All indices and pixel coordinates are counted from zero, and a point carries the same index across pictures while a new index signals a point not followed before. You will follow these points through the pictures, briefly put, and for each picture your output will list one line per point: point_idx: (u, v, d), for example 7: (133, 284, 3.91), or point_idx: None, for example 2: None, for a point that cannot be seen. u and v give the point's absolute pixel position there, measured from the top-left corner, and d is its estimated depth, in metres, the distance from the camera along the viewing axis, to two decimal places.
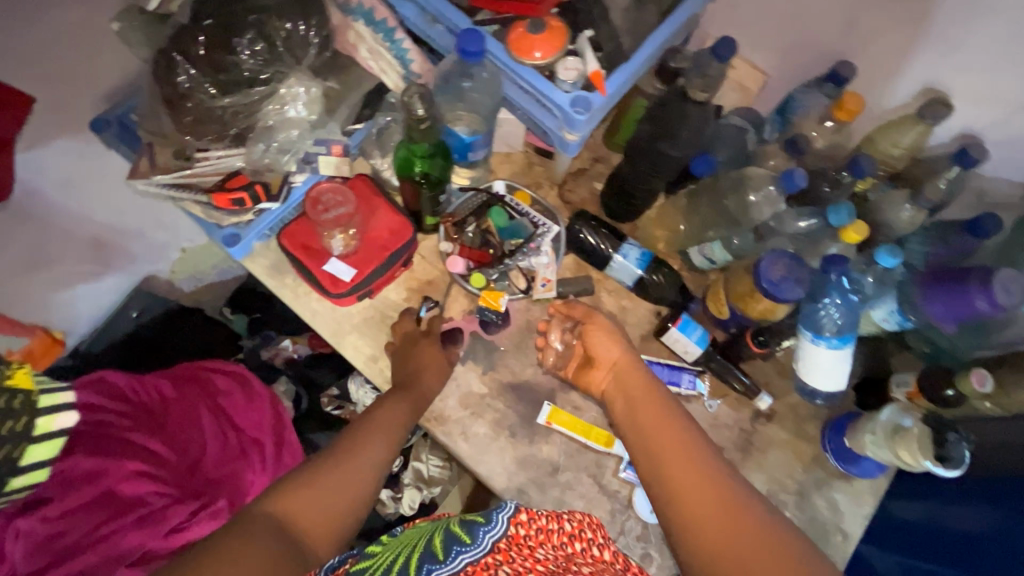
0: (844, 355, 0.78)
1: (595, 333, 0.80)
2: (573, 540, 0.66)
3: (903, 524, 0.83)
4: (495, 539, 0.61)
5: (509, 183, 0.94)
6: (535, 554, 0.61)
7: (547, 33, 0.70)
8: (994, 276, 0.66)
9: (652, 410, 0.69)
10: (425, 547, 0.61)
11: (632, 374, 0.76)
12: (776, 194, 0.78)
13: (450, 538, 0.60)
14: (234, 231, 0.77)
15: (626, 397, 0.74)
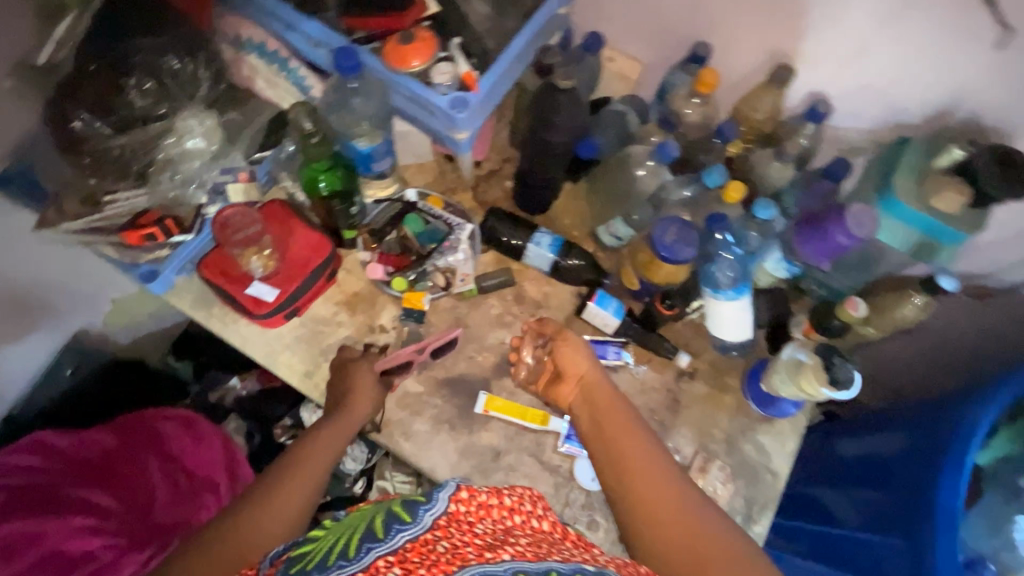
0: (742, 303, 0.88)
1: (566, 350, 0.81)
2: (512, 513, 0.68)
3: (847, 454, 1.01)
4: (434, 517, 0.64)
5: (420, 190, 0.98)
6: (473, 529, 0.64)
7: (418, 42, 0.72)
8: (847, 211, 0.77)
9: (620, 423, 0.74)
10: (367, 527, 0.63)
11: (596, 396, 0.78)
12: (657, 165, 0.88)
13: (390, 518, 0.63)
14: (152, 268, 0.86)
15: (593, 415, 0.77)
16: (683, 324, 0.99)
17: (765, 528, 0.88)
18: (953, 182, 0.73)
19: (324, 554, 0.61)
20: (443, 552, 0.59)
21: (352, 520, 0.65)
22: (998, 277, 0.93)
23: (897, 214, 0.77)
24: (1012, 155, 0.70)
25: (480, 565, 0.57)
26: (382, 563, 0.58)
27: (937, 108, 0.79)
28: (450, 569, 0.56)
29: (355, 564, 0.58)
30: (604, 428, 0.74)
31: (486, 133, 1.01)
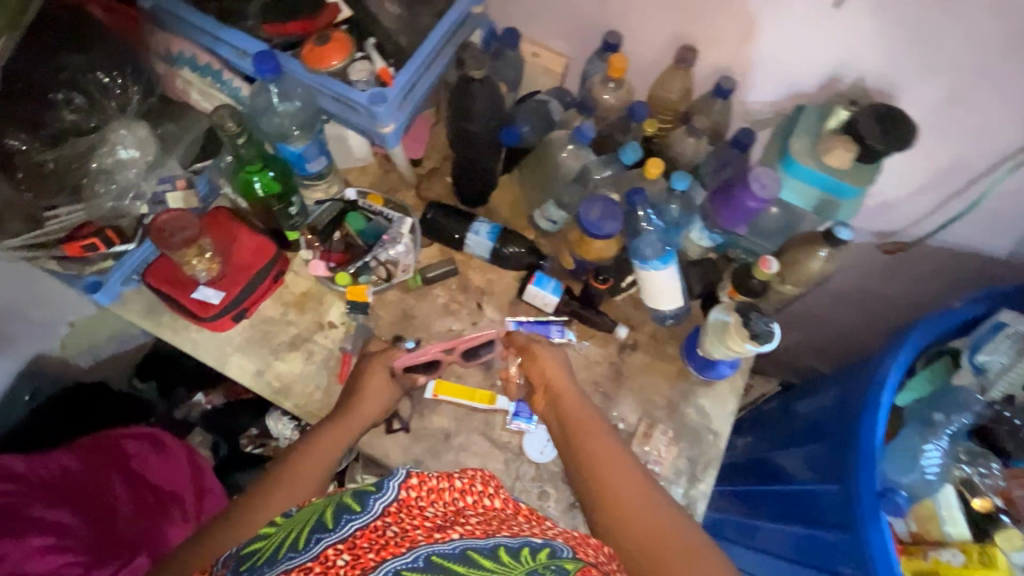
0: (671, 271, 0.92)
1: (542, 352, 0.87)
2: (463, 494, 0.67)
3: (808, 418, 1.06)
4: (385, 505, 0.63)
5: (361, 189, 1.01)
6: (423, 514, 0.63)
7: (334, 42, 0.77)
8: (750, 174, 0.83)
9: (588, 425, 0.77)
10: (318, 519, 0.62)
11: (564, 402, 0.81)
12: (578, 148, 0.92)
13: (341, 508, 0.62)
14: (97, 279, 0.88)
15: (563, 422, 0.80)
16: (622, 300, 1.03)
17: (708, 485, 0.92)
18: (842, 139, 0.78)
19: (274, 549, 0.60)
20: (392, 536, 0.59)
21: (305, 513, 0.64)
22: (909, 230, 1.00)
23: (796, 173, 0.84)
24: (891, 112, 0.76)
25: (428, 547, 0.57)
26: (331, 551, 0.57)
27: (827, 75, 0.85)
28: (399, 551, 0.56)
29: (305, 555, 0.58)
30: (572, 434, 0.77)
31: (422, 131, 1.06)
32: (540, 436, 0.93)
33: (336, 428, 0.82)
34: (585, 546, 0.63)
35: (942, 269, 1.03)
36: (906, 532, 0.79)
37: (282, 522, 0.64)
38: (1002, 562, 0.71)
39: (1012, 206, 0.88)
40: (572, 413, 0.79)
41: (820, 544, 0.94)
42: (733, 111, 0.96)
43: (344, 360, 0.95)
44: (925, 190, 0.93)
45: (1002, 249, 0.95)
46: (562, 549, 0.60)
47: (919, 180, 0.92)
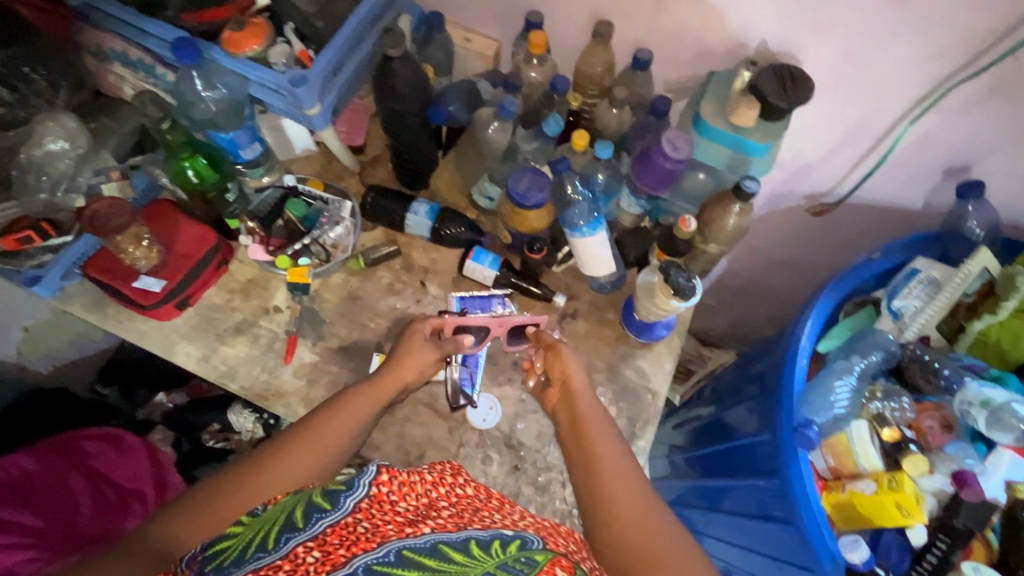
0: (601, 236, 0.95)
1: (569, 354, 0.86)
2: (435, 486, 0.69)
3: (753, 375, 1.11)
4: (356, 501, 0.63)
5: (299, 176, 1.04)
6: (395, 508, 0.64)
7: (250, 29, 0.79)
8: (663, 137, 0.87)
9: (596, 424, 0.77)
10: (287, 519, 0.62)
11: (577, 399, 0.81)
12: (503, 125, 0.96)
13: (311, 507, 0.63)
14: (37, 273, 0.90)
15: (572, 416, 0.80)
16: (561, 270, 1.07)
17: (648, 442, 0.95)
18: (747, 99, 0.82)
19: (240, 550, 0.60)
20: (363, 532, 0.60)
21: (274, 511, 0.65)
22: (833, 191, 1.04)
23: (708, 134, 0.87)
24: (789, 71, 0.81)
25: (400, 541, 0.58)
26: (301, 549, 0.58)
27: (734, 42, 0.89)
28: (371, 547, 0.57)
29: (274, 554, 0.58)
30: (580, 431, 0.77)
31: (360, 119, 1.09)
32: (483, 403, 0.96)
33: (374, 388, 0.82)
34: (555, 537, 0.66)
35: (867, 227, 1.07)
36: (826, 467, 0.83)
37: (249, 521, 0.64)
38: (909, 484, 0.75)
39: (920, 159, 0.93)
40: (584, 411, 0.79)
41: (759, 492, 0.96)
42: (654, 82, 1.00)
43: (291, 340, 0.98)
44: (840, 149, 0.97)
45: (916, 202, 1.00)
46: (533, 540, 0.63)
47: (832, 141, 0.96)
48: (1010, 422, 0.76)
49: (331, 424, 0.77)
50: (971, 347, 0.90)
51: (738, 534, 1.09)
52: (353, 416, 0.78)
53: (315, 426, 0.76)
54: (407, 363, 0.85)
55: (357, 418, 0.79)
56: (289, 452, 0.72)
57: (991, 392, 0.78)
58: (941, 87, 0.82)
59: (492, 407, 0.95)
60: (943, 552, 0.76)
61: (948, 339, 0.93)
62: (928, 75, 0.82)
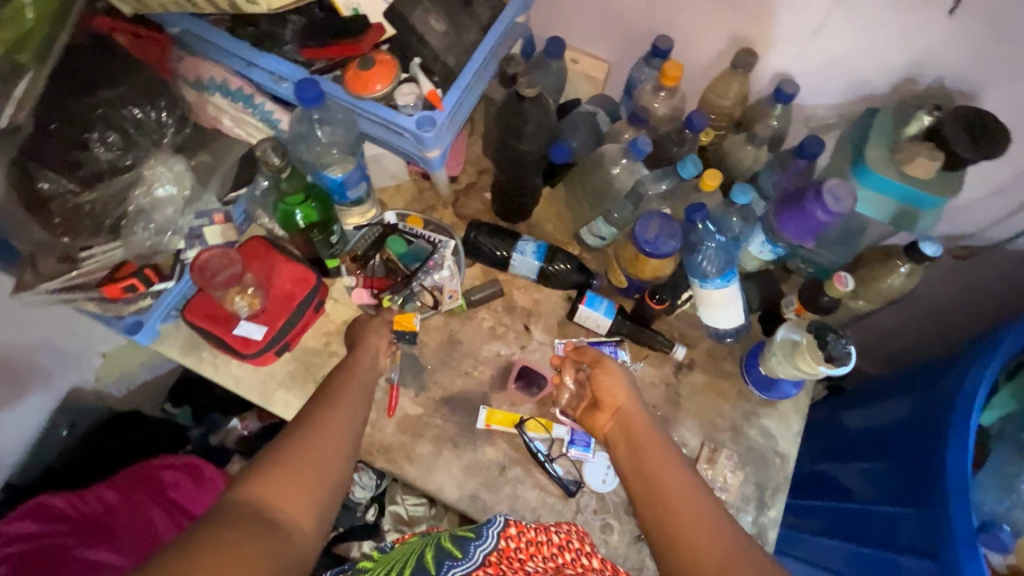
0: (732, 288, 0.87)
1: (605, 378, 0.78)
2: (562, 551, 0.63)
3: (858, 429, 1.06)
4: (485, 553, 0.60)
5: (399, 211, 0.97)
6: (524, 567, 0.60)
7: (378, 66, 0.72)
8: (823, 186, 0.77)
9: (656, 450, 0.70)
10: (418, 562, 0.59)
11: (633, 427, 0.73)
12: (631, 163, 0.88)
13: (441, 554, 0.59)
14: (137, 319, 0.86)
15: (632, 452, 0.71)
16: (675, 317, 0.99)
17: (779, 512, 0.88)
18: (925, 147, 0.72)
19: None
20: None
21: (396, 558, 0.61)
22: (984, 234, 0.94)
23: (873, 184, 0.78)
24: (978, 115, 0.70)
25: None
26: None
27: (901, 76, 0.78)
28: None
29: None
30: (647, 474, 0.68)
31: (460, 148, 1.01)
32: (600, 464, 0.89)
33: (351, 364, 0.79)
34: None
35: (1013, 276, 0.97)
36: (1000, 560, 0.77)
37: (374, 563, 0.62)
38: None
39: None
40: (640, 435, 0.72)
41: (890, 566, 0.88)
42: (792, 115, 0.90)
43: (393, 392, 0.92)
44: (1003, 193, 0.87)
45: None
46: None
47: (995, 184, 0.86)
48: None
49: (342, 393, 0.74)
50: None
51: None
52: (365, 375, 0.79)
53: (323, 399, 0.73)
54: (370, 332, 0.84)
55: (366, 378, 0.78)
56: (323, 417, 0.70)
57: None
58: None
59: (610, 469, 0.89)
60: None
61: None
62: None
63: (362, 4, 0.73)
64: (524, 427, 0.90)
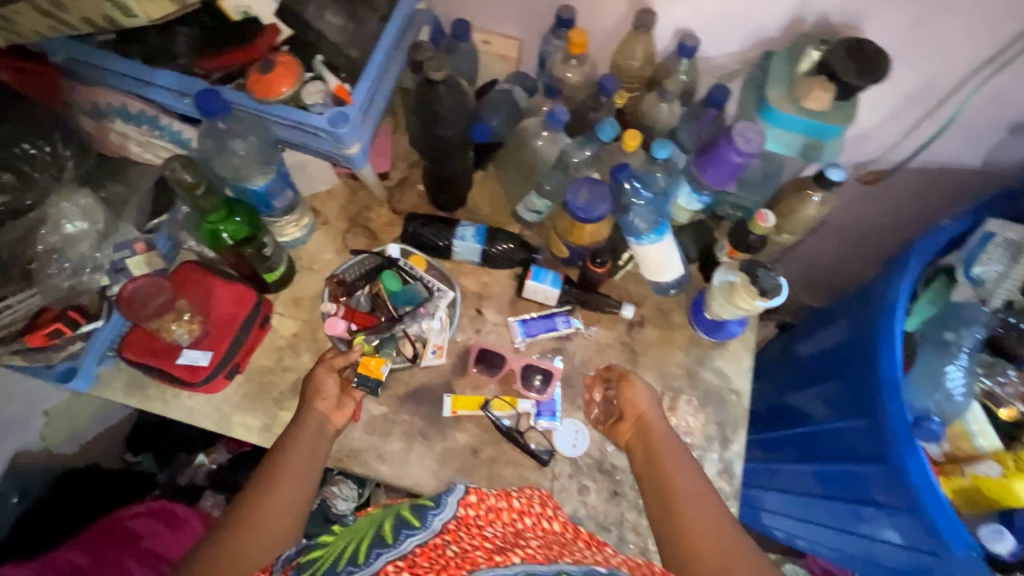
0: (667, 242, 0.90)
1: (635, 389, 0.86)
2: (522, 516, 0.67)
3: (807, 354, 1.13)
4: (444, 521, 0.62)
5: (404, 247, 0.97)
6: (483, 532, 0.62)
7: (278, 69, 0.70)
8: (733, 130, 0.81)
9: (672, 457, 0.78)
10: (377, 533, 0.61)
11: (653, 434, 0.81)
12: (553, 134, 0.89)
13: (400, 523, 0.62)
14: (70, 364, 0.84)
15: (649, 456, 0.80)
16: (620, 277, 1.02)
17: (742, 444, 0.93)
18: (817, 80, 0.77)
19: (332, 561, 0.58)
20: (452, 556, 0.57)
21: (362, 526, 0.63)
22: (887, 157, 1.01)
23: (777, 122, 0.82)
24: (860, 44, 0.75)
25: (492, 568, 0.54)
26: (391, 567, 0.56)
27: (790, 17, 0.82)
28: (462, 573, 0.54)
29: (366, 569, 0.56)
30: (660, 473, 0.77)
31: (385, 144, 1.01)
32: (568, 429, 0.91)
33: (307, 420, 0.81)
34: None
35: (921, 190, 1.04)
36: (941, 452, 0.80)
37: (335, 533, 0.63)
38: None
39: (985, 115, 0.89)
40: (660, 442, 0.79)
41: (853, 478, 0.94)
42: (698, 68, 0.93)
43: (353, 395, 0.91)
44: (897, 115, 0.93)
45: (975, 159, 0.96)
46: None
47: (891, 107, 0.92)
48: None
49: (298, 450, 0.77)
50: None
51: (804, 510, 1.10)
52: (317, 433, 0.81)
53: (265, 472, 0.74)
54: (315, 391, 0.83)
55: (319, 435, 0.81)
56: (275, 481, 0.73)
57: None
58: (1011, 46, 0.79)
59: (579, 432, 0.91)
60: None
61: None
62: (986, 42, 0.79)
63: (252, 7, 0.69)
64: (490, 407, 0.92)
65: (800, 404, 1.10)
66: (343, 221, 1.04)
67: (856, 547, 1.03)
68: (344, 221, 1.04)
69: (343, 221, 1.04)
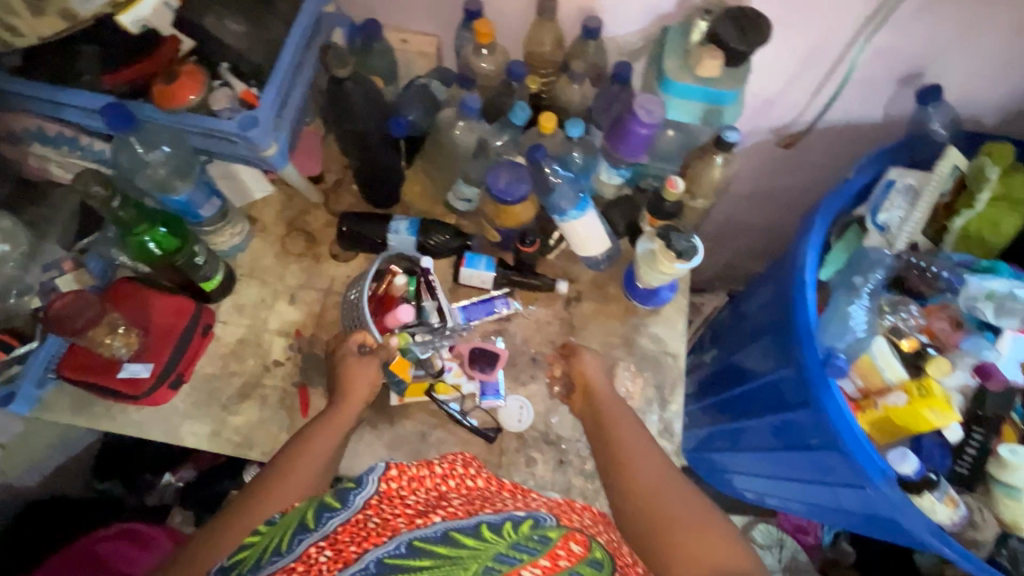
0: (591, 216, 0.94)
1: (586, 357, 0.91)
2: (446, 478, 0.70)
3: (747, 314, 1.18)
4: (365, 497, 0.65)
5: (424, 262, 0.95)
6: (405, 501, 0.65)
7: (183, 78, 0.73)
8: (636, 103, 0.85)
9: (619, 418, 0.84)
10: (299, 520, 0.64)
11: (599, 398, 0.87)
12: (470, 122, 0.93)
13: (321, 507, 0.64)
14: (9, 391, 0.85)
15: (597, 421, 0.85)
16: (554, 256, 1.05)
17: (681, 403, 0.97)
18: (707, 49, 0.81)
19: (258, 555, 0.61)
20: (374, 526, 0.61)
21: (289, 516, 0.65)
22: (800, 120, 1.05)
23: (677, 92, 0.86)
24: (742, 12, 0.79)
25: (410, 532, 0.59)
26: (313, 549, 0.59)
27: None
28: (381, 540, 0.59)
29: (289, 556, 0.60)
30: (608, 435, 0.82)
31: (314, 148, 1.03)
32: (513, 405, 0.94)
33: (337, 414, 0.84)
34: (568, 512, 0.68)
35: (833, 148, 1.09)
36: (856, 389, 0.84)
37: (266, 528, 0.65)
38: (936, 387, 0.78)
39: (877, 71, 0.93)
40: (606, 403, 0.86)
41: (791, 426, 0.98)
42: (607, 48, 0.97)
43: (303, 392, 0.94)
44: (797, 80, 0.98)
45: (875, 114, 1.01)
46: (546, 518, 0.64)
47: (790, 72, 0.97)
48: (1013, 307, 0.80)
49: (312, 442, 0.79)
50: (956, 243, 0.95)
51: (758, 465, 1.15)
52: (336, 429, 0.82)
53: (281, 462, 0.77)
54: (358, 380, 0.86)
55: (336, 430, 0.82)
56: (291, 472, 0.75)
57: (992, 283, 0.81)
58: (886, 5, 0.83)
59: (523, 408, 0.94)
60: (982, 442, 0.79)
61: (933, 240, 0.98)
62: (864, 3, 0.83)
63: (150, 20, 0.71)
64: (434, 392, 0.94)
65: (742, 362, 1.15)
66: (281, 226, 1.06)
67: (812, 493, 1.07)
68: (281, 226, 1.06)
69: (280, 226, 1.06)
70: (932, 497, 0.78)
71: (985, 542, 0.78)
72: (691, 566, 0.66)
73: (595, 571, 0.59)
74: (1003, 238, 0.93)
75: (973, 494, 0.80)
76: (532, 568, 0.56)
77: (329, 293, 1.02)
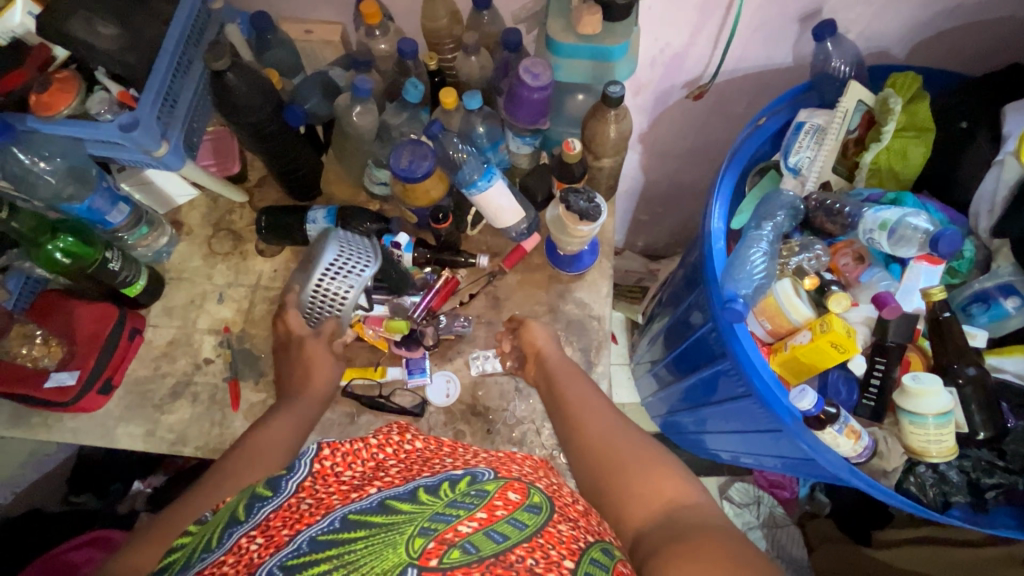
0: (499, 183, 0.92)
1: (534, 326, 0.91)
2: (381, 447, 0.60)
3: (690, 265, 1.15)
4: (298, 481, 0.56)
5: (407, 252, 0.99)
6: (340, 478, 0.56)
7: (56, 86, 0.75)
8: (521, 67, 0.85)
9: (572, 379, 0.84)
10: (229, 514, 0.54)
11: (549, 364, 0.87)
12: (368, 105, 0.93)
13: (251, 499, 0.55)
14: None
15: (550, 385, 0.85)
16: (477, 232, 1.06)
17: (608, 365, 0.97)
18: (586, 5, 0.80)
19: (187, 556, 0.53)
20: (308, 507, 0.52)
21: (222, 512, 0.56)
22: (707, 72, 1.02)
23: (564, 53, 0.86)
24: None
25: (345, 507, 0.51)
26: (244, 539, 0.51)
27: None
28: (314, 520, 0.50)
29: (218, 551, 0.51)
30: (560, 398, 0.82)
31: (228, 147, 1.06)
32: (440, 381, 0.96)
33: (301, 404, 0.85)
34: (507, 463, 0.58)
35: (749, 95, 1.08)
36: (766, 331, 0.87)
37: (198, 528, 0.56)
38: (838, 320, 0.78)
39: (772, 13, 0.91)
40: (556, 366, 0.86)
41: (724, 376, 0.97)
42: (503, 17, 0.96)
43: (233, 386, 0.95)
44: (697, 31, 0.94)
45: (784, 56, 0.99)
46: (483, 472, 0.55)
47: (691, 23, 0.92)
48: (907, 235, 0.83)
49: (273, 439, 0.78)
50: (868, 178, 0.95)
51: (709, 421, 1.13)
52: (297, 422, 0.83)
53: (251, 447, 0.76)
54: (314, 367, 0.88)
55: (294, 419, 0.83)
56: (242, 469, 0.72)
57: (886, 212, 0.84)
58: None
59: (449, 382, 0.96)
60: (884, 373, 0.83)
61: (847, 178, 0.97)
62: None
63: (17, 30, 0.74)
64: (353, 378, 0.96)
65: (681, 317, 1.13)
66: (206, 228, 1.07)
67: (753, 442, 1.06)
68: (207, 228, 1.07)
69: (206, 228, 1.07)
70: (835, 431, 0.80)
71: (892, 469, 0.84)
72: (649, 500, 0.65)
73: (532, 517, 0.51)
74: (913, 170, 0.92)
75: (881, 426, 0.85)
76: (468, 522, 0.49)
77: (256, 289, 1.03)
